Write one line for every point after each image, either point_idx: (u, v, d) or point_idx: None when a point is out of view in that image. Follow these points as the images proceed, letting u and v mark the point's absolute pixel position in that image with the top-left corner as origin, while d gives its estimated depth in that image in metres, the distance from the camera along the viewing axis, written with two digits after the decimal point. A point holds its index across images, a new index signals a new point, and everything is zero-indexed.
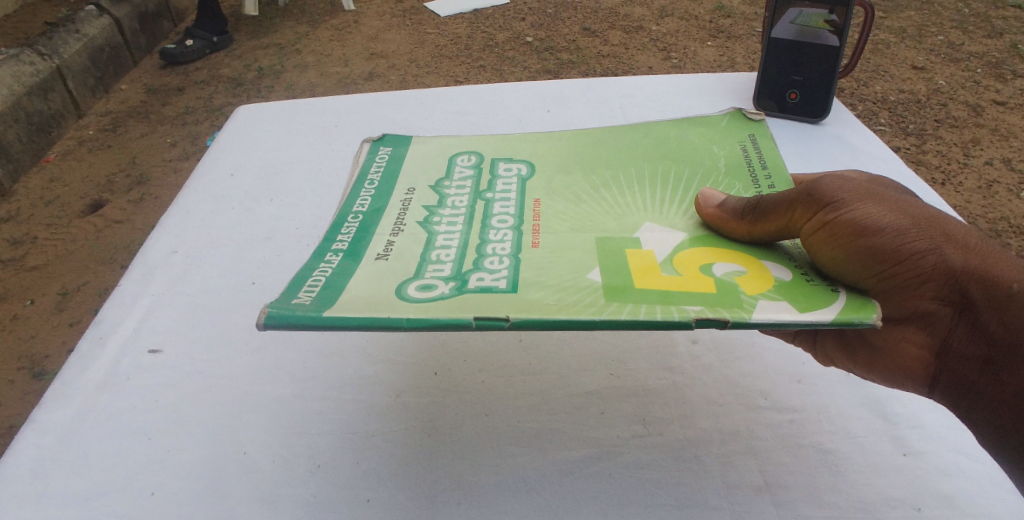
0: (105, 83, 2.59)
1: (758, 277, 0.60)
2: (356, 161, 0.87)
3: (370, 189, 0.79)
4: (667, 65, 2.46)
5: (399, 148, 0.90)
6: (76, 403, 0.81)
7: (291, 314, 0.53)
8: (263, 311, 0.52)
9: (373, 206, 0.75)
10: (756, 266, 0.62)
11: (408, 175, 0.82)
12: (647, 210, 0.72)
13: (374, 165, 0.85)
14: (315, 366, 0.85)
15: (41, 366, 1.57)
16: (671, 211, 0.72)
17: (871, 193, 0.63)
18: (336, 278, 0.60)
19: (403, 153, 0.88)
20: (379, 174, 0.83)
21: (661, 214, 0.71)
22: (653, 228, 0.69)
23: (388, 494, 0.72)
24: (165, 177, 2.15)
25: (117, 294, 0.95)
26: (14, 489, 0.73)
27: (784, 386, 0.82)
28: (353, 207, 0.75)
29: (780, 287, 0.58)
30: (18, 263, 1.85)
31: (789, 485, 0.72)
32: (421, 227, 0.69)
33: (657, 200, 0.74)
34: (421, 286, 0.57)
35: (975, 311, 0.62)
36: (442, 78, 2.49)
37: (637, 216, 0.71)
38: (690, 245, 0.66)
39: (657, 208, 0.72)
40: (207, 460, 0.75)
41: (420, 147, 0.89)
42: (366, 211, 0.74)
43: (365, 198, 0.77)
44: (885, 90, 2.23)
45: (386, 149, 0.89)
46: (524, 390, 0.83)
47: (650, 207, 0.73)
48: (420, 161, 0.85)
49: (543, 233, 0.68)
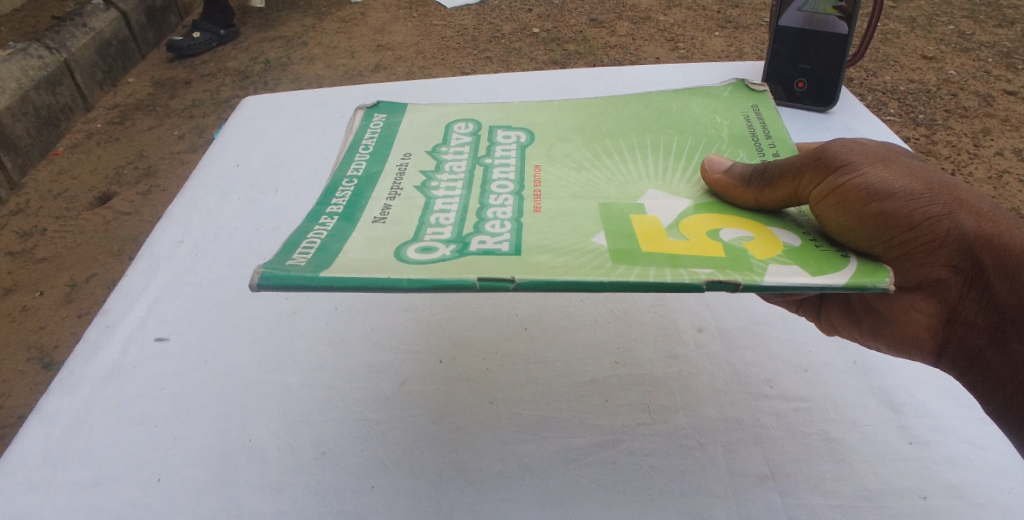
0: (112, 77, 2.60)
1: (766, 243, 0.59)
2: (350, 128, 0.86)
3: (364, 154, 0.78)
4: (674, 55, 2.45)
5: (393, 115, 0.89)
6: (84, 391, 0.82)
7: (286, 274, 0.52)
8: (257, 272, 0.51)
9: (367, 170, 0.74)
10: (763, 232, 0.61)
11: (405, 141, 0.82)
12: (650, 178, 0.71)
13: (368, 133, 0.84)
14: (321, 355, 0.85)
15: (50, 357, 1.58)
16: (674, 179, 0.72)
17: (883, 158, 0.63)
18: (333, 241, 0.59)
19: (397, 120, 0.87)
20: (373, 140, 0.82)
21: (665, 182, 0.71)
22: (656, 194, 0.68)
23: (393, 481, 0.72)
24: (172, 169, 2.16)
25: (124, 284, 0.96)
26: (23, 477, 0.74)
27: (789, 375, 0.81)
28: (347, 172, 0.74)
29: (787, 252, 0.57)
30: (27, 255, 1.87)
31: (793, 473, 0.71)
32: (419, 192, 0.69)
33: (660, 169, 0.74)
34: (421, 249, 0.57)
35: (986, 278, 0.62)
36: (448, 69, 2.48)
37: (640, 183, 0.70)
38: (695, 212, 0.65)
39: (661, 176, 0.72)
40: (214, 447, 0.75)
41: (415, 115, 0.89)
42: (361, 176, 0.73)
43: (359, 163, 0.76)
44: (895, 81, 2.21)
45: (380, 116, 0.89)
46: (530, 377, 0.83)
47: (654, 174, 0.72)
48: (415, 129, 0.85)
49: (544, 197, 0.68)
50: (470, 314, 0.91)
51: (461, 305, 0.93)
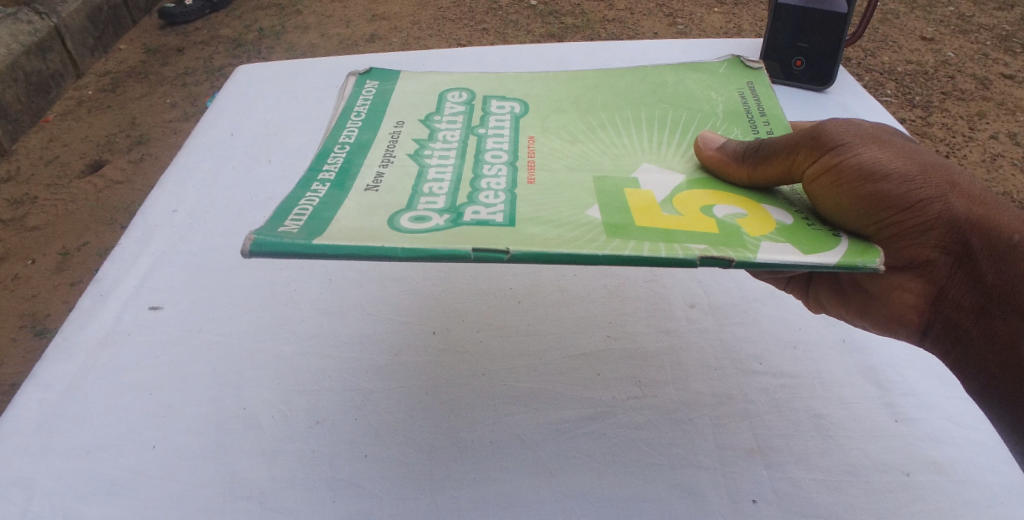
0: (104, 43, 2.57)
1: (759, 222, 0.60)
2: (341, 95, 0.85)
3: (357, 121, 0.78)
4: (672, 31, 2.43)
5: (385, 82, 0.88)
6: (79, 357, 0.82)
7: (279, 241, 0.52)
8: (249, 238, 0.51)
9: (360, 138, 0.74)
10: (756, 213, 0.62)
11: (397, 109, 0.81)
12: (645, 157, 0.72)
13: (360, 100, 0.84)
14: (315, 325, 0.86)
15: (43, 324, 1.58)
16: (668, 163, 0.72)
17: (876, 139, 0.64)
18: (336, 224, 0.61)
19: (390, 87, 0.87)
20: (366, 108, 0.82)
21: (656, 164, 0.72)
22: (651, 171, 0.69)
23: (386, 450, 0.73)
24: (164, 137, 2.14)
25: (118, 251, 0.95)
26: (18, 441, 0.74)
27: (779, 351, 0.82)
28: (339, 138, 0.73)
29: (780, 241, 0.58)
30: (19, 223, 1.85)
31: (780, 447, 0.73)
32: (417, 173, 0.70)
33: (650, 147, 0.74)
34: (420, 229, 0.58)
35: (974, 261, 0.63)
36: (444, 41, 2.45)
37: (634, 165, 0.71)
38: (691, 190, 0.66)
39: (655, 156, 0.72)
40: (209, 414, 0.76)
41: (408, 83, 0.88)
42: (354, 143, 0.73)
43: (351, 130, 0.76)
44: (893, 61, 2.20)
45: (372, 83, 0.88)
46: (523, 349, 0.83)
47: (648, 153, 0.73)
48: (407, 97, 0.84)
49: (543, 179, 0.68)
50: (465, 286, 0.92)
51: (455, 277, 0.93)
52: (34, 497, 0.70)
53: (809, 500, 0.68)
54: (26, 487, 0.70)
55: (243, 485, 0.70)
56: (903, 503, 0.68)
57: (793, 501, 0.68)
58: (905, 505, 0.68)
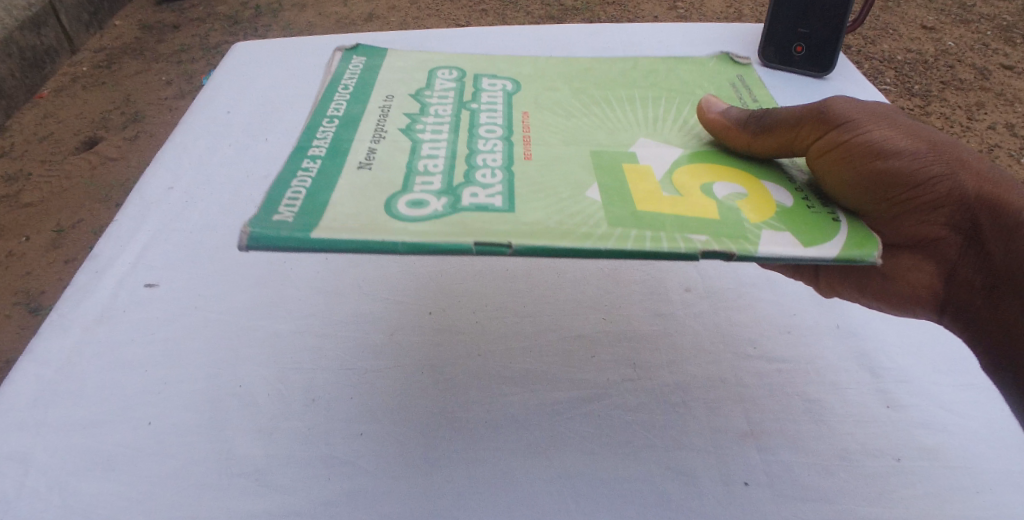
0: (99, 19, 2.55)
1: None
2: (328, 70, 0.84)
3: (345, 95, 0.78)
4: (673, 14, 2.41)
5: (373, 56, 0.87)
6: (74, 334, 0.82)
7: (277, 235, 0.54)
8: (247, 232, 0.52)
9: (349, 112, 0.74)
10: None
11: (385, 84, 0.81)
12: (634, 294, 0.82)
13: (348, 74, 0.83)
14: (311, 303, 0.85)
15: (37, 302, 1.58)
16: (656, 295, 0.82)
17: (883, 117, 0.66)
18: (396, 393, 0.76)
19: (378, 62, 0.85)
20: (354, 82, 0.81)
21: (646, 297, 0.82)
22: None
23: (382, 428, 0.73)
24: (160, 114, 2.12)
25: (113, 229, 0.95)
26: (14, 416, 0.74)
27: (773, 335, 0.83)
28: (329, 113, 0.73)
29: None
30: (12, 199, 1.84)
31: (772, 431, 0.73)
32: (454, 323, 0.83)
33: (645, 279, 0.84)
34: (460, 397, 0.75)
35: (982, 239, 0.67)
36: (443, 21, 2.43)
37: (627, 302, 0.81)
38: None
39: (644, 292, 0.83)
40: (206, 392, 0.76)
41: (395, 58, 0.87)
42: (343, 117, 0.73)
43: (340, 104, 0.76)
44: (893, 49, 2.19)
45: (360, 59, 0.87)
46: (519, 331, 0.84)
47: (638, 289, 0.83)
48: (396, 71, 0.84)
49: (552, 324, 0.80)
50: (461, 267, 0.92)
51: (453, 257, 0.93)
52: (31, 471, 0.70)
53: (800, 484, 0.69)
54: (22, 461, 0.71)
55: (240, 461, 0.71)
56: (892, 488, 0.69)
57: (784, 484, 0.69)
58: (895, 490, 0.69)
